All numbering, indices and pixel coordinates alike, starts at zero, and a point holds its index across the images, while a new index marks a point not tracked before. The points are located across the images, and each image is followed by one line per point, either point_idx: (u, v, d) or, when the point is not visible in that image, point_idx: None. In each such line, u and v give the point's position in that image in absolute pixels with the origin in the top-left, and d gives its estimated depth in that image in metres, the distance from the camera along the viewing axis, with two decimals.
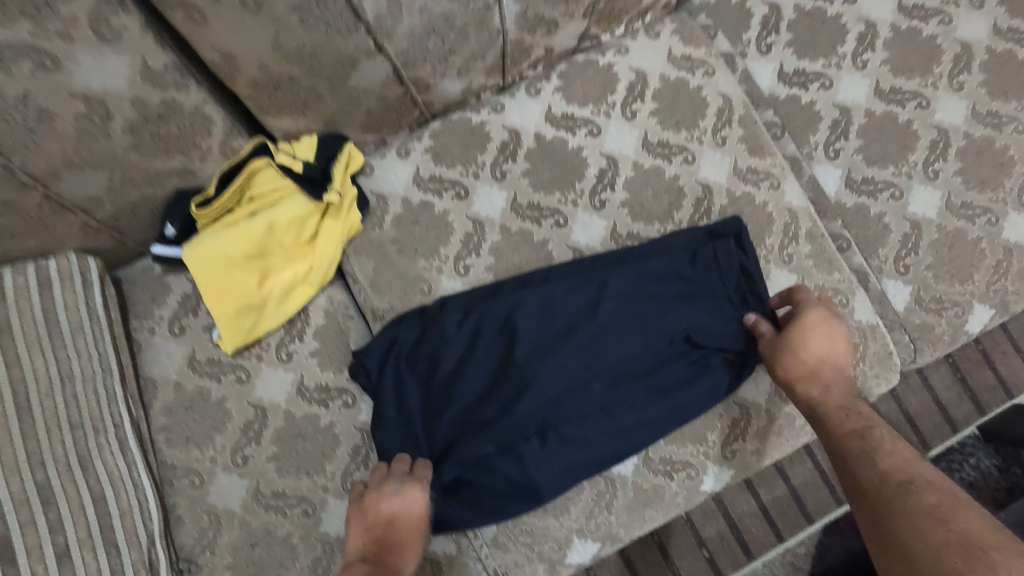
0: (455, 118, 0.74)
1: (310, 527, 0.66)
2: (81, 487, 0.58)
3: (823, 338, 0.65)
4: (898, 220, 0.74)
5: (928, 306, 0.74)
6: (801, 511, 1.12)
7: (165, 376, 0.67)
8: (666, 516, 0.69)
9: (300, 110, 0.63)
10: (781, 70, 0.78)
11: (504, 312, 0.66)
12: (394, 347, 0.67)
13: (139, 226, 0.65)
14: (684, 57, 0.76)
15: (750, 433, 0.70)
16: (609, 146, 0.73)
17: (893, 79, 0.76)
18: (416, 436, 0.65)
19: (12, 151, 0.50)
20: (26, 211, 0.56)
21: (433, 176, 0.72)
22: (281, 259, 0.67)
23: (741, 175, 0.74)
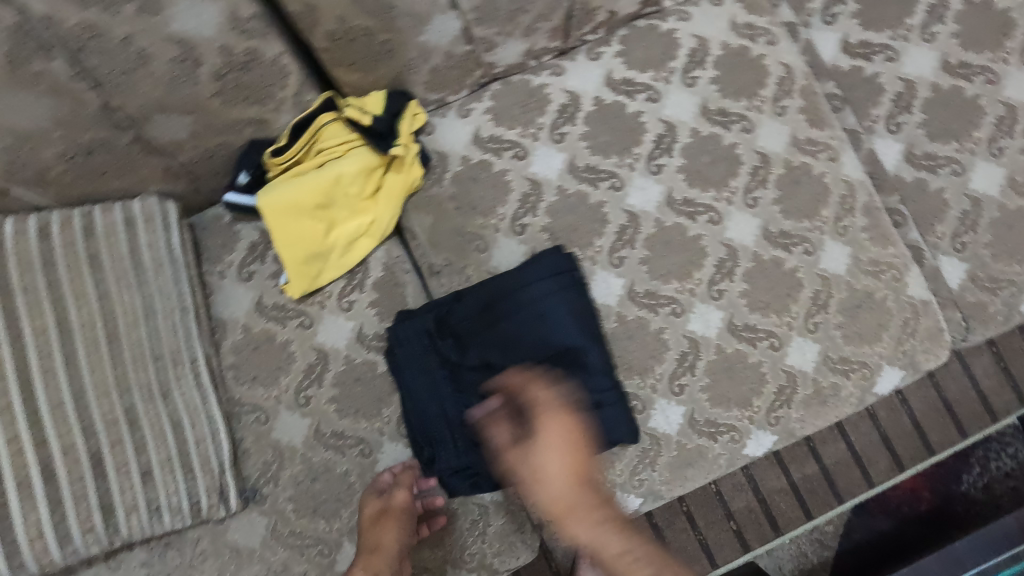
0: (516, 80, 0.75)
1: (366, 466, 0.70)
2: (161, 414, 0.61)
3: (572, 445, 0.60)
4: (959, 196, 0.74)
5: (983, 284, 0.73)
6: (831, 491, 1.13)
7: (234, 318, 0.71)
8: (708, 476, 0.71)
9: (371, 65, 0.65)
10: (846, 41, 0.77)
11: (490, 304, 0.66)
12: (405, 342, 0.68)
13: (215, 173, 0.68)
14: (748, 25, 0.76)
15: (795, 401, 0.71)
16: (668, 112, 0.74)
17: (962, 53, 0.75)
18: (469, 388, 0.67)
19: (112, 92, 0.53)
20: (118, 152, 0.59)
21: (493, 136, 0.74)
22: (345, 211, 0.70)
23: (800, 145, 0.74)
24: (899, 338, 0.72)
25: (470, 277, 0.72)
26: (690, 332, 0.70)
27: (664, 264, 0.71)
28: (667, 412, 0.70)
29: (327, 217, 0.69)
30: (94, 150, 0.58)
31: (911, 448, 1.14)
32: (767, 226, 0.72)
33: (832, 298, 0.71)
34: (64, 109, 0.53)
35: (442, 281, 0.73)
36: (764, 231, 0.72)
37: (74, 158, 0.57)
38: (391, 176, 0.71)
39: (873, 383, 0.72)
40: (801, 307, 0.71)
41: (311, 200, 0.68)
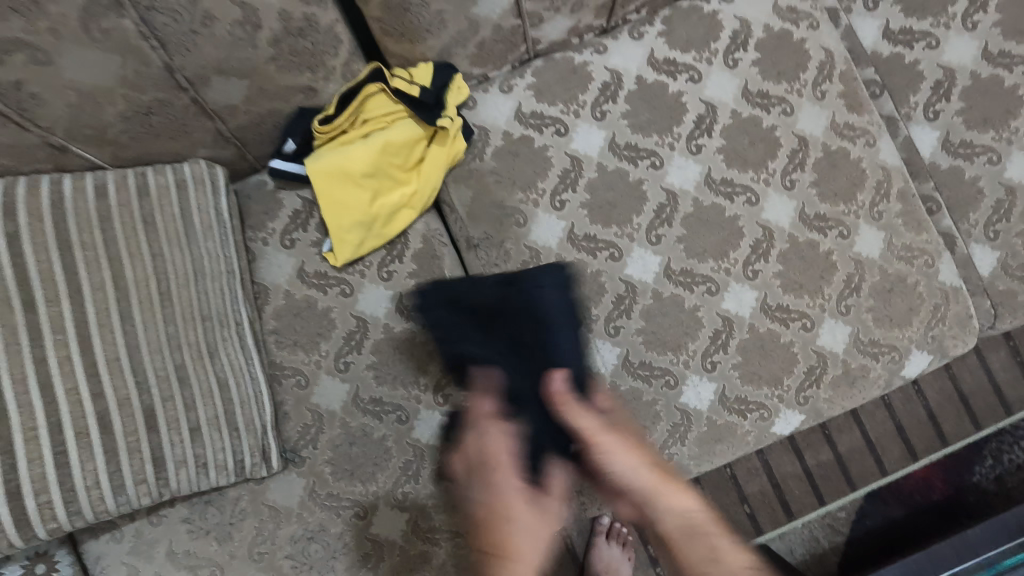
0: (558, 57, 0.75)
1: (403, 432, 0.71)
2: (209, 373, 0.63)
3: (498, 438, 0.60)
4: (994, 185, 0.74)
5: (1013, 272, 0.74)
6: (844, 478, 1.14)
7: (276, 284, 0.72)
8: (736, 452, 0.72)
9: (421, 37, 0.66)
10: (887, 28, 0.78)
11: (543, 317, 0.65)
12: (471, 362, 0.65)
13: (262, 140, 0.69)
14: (790, 8, 0.76)
15: (824, 381, 0.72)
16: (709, 92, 0.74)
17: (1003, 42, 0.75)
18: None
19: (175, 52, 0.54)
20: (174, 114, 0.60)
21: (534, 112, 0.74)
22: (390, 181, 0.71)
23: (838, 130, 0.74)
24: (929, 323, 0.73)
25: (508, 250, 0.74)
26: (724, 311, 0.72)
27: (700, 242, 0.72)
28: (699, 388, 0.71)
29: (373, 185, 0.70)
30: (152, 110, 0.59)
31: (925, 438, 1.16)
32: (803, 209, 0.73)
33: (864, 281, 0.72)
34: (128, 67, 0.54)
35: (480, 255, 0.74)
36: (800, 213, 0.73)
37: (132, 117, 0.58)
38: (434, 148, 0.72)
39: (901, 366, 0.73)
40: (834, 289, 0.72)
41: (359, 167, 0.69)
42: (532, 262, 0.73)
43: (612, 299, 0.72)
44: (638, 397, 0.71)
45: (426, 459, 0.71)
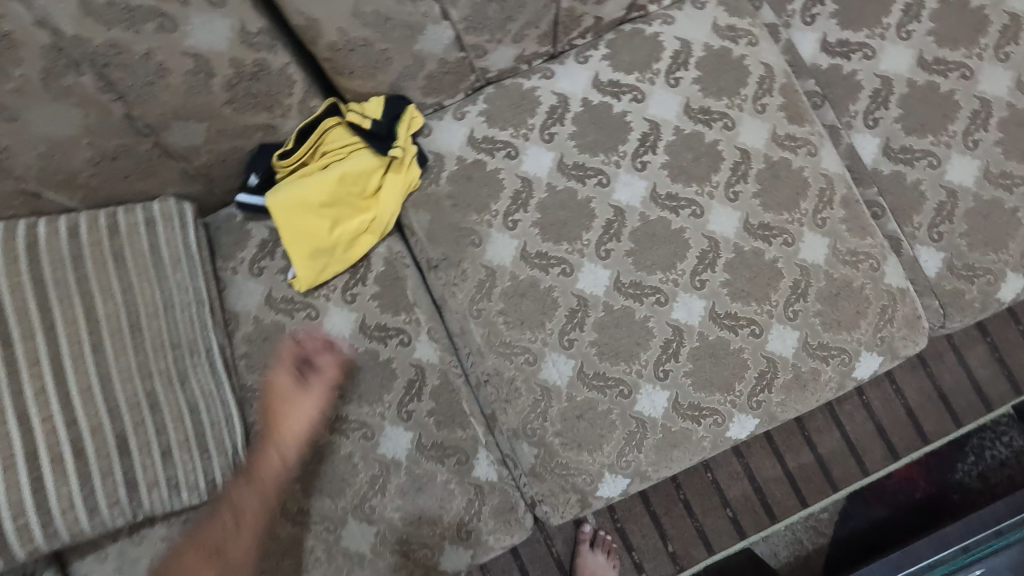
0: (508, 84, 0.79)
1: (369, 448, 0.74)
2: (179, 399, 0.67)
3: None
4: (935, 188, 0.76)
5: (959, 273, 0.76)
6: (826, 480, 1.15)
7: (246, 311, 0.76)
8: (693, 458, 0.74)
9: (370, 74, 0.70)
10: (825, 41, 0.80)
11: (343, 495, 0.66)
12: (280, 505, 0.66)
13: (227, 175, 0.73)
14: (729, 27, 0.79)
15: (776, 386, 0.74)
16: (653, 111, 0.77)
17: (937, 50, 0.78)
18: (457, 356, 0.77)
19: (134, 102, 0.59)
20: (139, 157, 0.64)
21: (486, 137, 0.78)
22: (349, 209, 0.75)
23: (779, 141, 0.77)
24: (878, 325, 0.75)
25: (466, 270, 0.77)
26: (674, 321, 0.74)
27: (648, 255, 0.75)
28: (653, 396, 0.74)
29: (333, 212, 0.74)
30: (117, 155, 0.63)
31: (904, 437, 1.16)
32: (748, 219, 0.75)
33: (811, 286, 0.75)
34: (91, 117, 0.58)
35: (439, 275, 0.78)
36: (745, 223, 0.75)
37: (100, 162, 0.63)
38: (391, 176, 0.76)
39: (852, 368, 0.75)
40: (781, 296, 0.74)
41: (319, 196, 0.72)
42: (488, 281, 0.76)
43: (565, 313, 0.75)
44: (594, 406, 0.74)
45: (392, 474, 0.74)
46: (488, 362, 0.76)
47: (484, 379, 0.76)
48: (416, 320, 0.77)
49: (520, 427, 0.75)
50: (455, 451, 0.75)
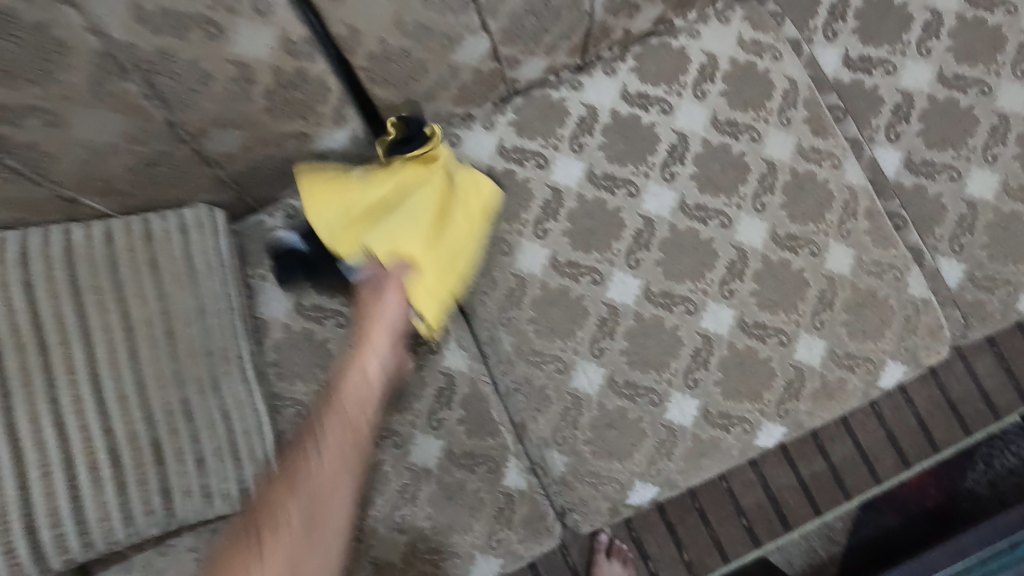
0: (537, 94, 0.80)
1: (399, 456, 0.74)
2: (212, 406, 0.66)
3: None
4: (955, 201, 0.78)
5: (980, 284, 0.78)
6: (839, 488, 1.16)
7: (276, 318, 0.76)
8: (722, 466, 0.75)
9: (406, 83, 0.70)
10: (847, 56, 0.82)
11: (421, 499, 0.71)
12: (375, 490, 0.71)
13: (259, 182, 0.73)
14: (754, 41, 0.81)
15: (803, 394, 0.75)
16: (680, 122, 0.79)
17: (956, 66, 0.79)
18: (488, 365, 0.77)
19: (176, 109, 0.59)
20: (176, 163, 0.64)
21: (516, 147, 0.79)
22: (423, 247, 0.73)
23: (805, 153, 0.78)
24: (902, 335, 0.76)
25: (496, 278, 0.77)
26: (704, 329, 0.75)
27: (678, 265, 0.76)
28: (683, 404, 0.74)
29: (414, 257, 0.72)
30: (155, 161, 0.63)
31: (916, 446, 1.17)
32: (775, 229, 0.76)
33: (837, 296, 0.76)
34: (133, 124, 0.58)
35: (469, 284, 0.78)
36: (772, 234, 0.76)
37: (137, 168, 0.62)
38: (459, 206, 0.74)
39: (877, 377, 0.76)
40: (808, 305, 0.75)
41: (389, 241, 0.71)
42: (519, 289, 0.77)
43: (596, 322, 0.75)
44: (624, 415, 0.74)
45: (422, 483, 0.74)
46: (518, 370, 0.76)
47: (514, 388, 0.76)
48: (446, 328, 0.77)
49: (550, 435, 0.75)
50: (486, 460, 0.74)
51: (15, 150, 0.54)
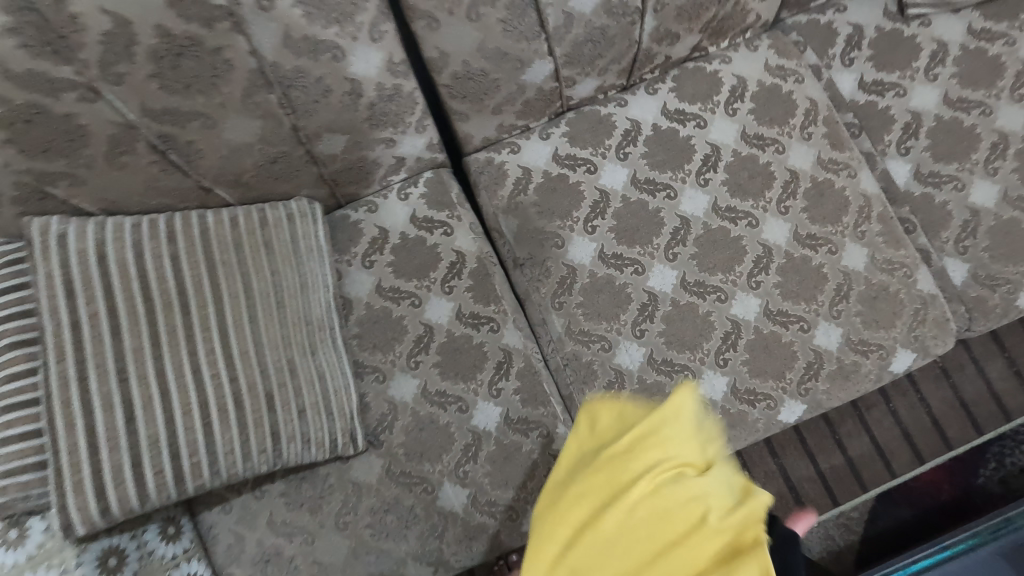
0: (587, 110, 0.92)
1: (464, 420, 0.85)
2: (311, 367, 0.78)
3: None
4: (960, 208, 0.88)
5: (983, 282, 0.87)
6: (856, 481, 1.24)
7: (359, 297, 0.88)
8: (749, 438, 0.85)
9: (481, 98, 0.83)
10: (862, 80, 0.93)
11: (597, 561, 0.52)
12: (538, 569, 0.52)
13: (351, 181, 0.86)
14: (779, 67, 0.92)
15: (822, 375, 0.84)
16: (714, 136, 0.90)
17: (960, 90, 0.90)
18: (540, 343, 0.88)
19: (300, 116, 0.72)
20: (291, 161, 0.77)
21: (569, 155, 0.90)
22: (714, 519, 0.52)
23: (824, 164, 0.89)
24: (912, 325, 0.86)
25: (550, 267, 0.88)
26: (733, 316, 0.85)
27: (711, 258, 0.86)
28: (714, 381, 0.84)
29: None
30: (276, 159, 0.76)
31: (929, 443, 1.25)
32: (797, 230, 0.87)
33: (852, 290, 0.85)
34: (266, 128, 0.71)
35: (525, 272, 0.90)
36: (794, 234, 0.87)
37: (262, 165, 0.75)
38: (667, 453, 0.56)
39: (889, 363, 0.85)
40: (826, 297, 0.85)
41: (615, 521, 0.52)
42: (570, 277, 0.88)
43: (638, 307, 0.86)
44: (661, 389, 0.84)
45: (483, 443, 0.84)
46: (568, 348, 0.87)
47: (565, 363, 0.87)
48: (504, 310, 0.88)
49: None
50: (538, 426, 0.85)
51: (177, 146, 0.68)
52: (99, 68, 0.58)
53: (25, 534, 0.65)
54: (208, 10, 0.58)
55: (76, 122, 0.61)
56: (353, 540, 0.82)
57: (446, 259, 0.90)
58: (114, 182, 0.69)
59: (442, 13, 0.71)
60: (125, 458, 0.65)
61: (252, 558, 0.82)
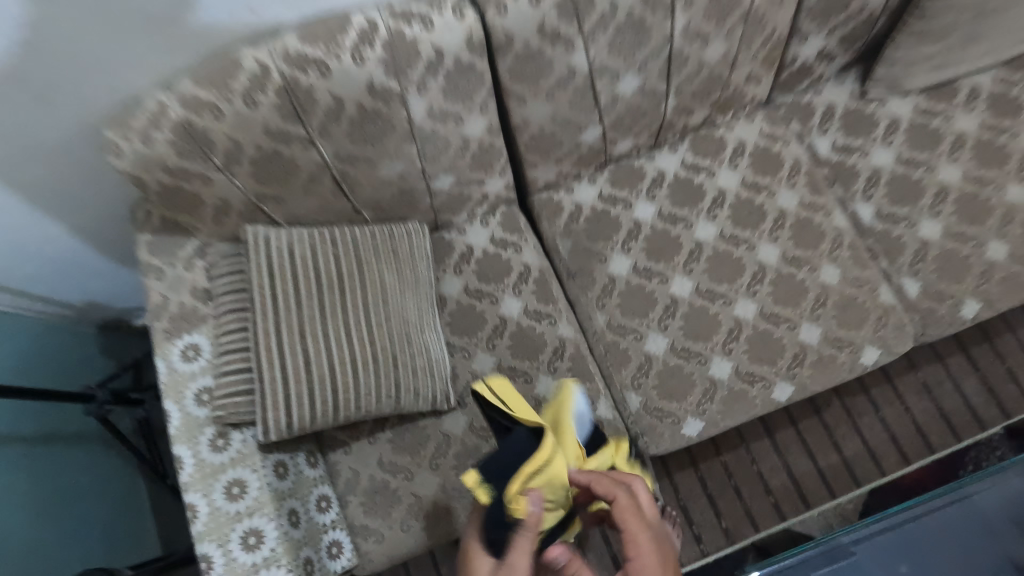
0: (625, 162, 1.22)
1: (528, 389, 1.12)
2: (420, 340, 1.06)
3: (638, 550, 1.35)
4: (912, 240, 1.15)
5: (933, 297, 1.12)
6: (850, 476, 1.45)
7: (451, 295, 1.17)
8: (749, 411, 1.10)
9: (548, 152, 1.14)
10: (835, 144, 1.22)
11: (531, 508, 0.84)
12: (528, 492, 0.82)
13: (450, 209, 1.17)
14: (770, 133, 1.22)
15: (806, 363, 1.10)
16: (721, 183, 1.19)
17: (909, 153, 1.19)
18: (587, 334, 1.16)
19: (427, 161, 1.04)
20: (415, 193, 1.09)
21: (610, 195, 1.21)
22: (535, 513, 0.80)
23: (805, 205, 1.17)
24: (876, 328, 1.11)
25: (595, 277, 1.17)
26: (736, 316, 1.12)
27: (719, 272, 1.14)
28: (721, 364, 1.10)
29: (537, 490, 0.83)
30: (405, 191, 1.07)
31: (913, 446, 1.46)
32: (785, 253, 1.14)
33: (829, 299, 1.12)
34: (405, 169, 1.03)
35: (576, 281, 1.18)
36: (782, 256, 1.14)
37: (396, 195, 1.07)
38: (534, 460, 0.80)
39: (860, 356, 1.10)
40: (808, 304, 1.12)
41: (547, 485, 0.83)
42: (610, 285, 1.16)
43: (663, 308, 1.13)
44: (681, 369, 1.10)
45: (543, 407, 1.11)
46: (607, 338, 1.14)
47: (606, 350, 1.14)
48: (559, 309, 1.16)
49: (630, 381, 1.11)
50: (584, 396, 1.11)
51: (348, 180, 1.00)
52: (318, 128, 0.90)
53: (228, 442, 0.94)
54: (387, 93, 0.90)
55: (294, 162, 0.93)
56: (441, 478, 1.09)
57: (516, 270, 1.18)
58: (302, 203, 1.01)
59: (529, 96, 1.00)
60: (304, 388, 0.95)
61: (366, 488, 1.08)
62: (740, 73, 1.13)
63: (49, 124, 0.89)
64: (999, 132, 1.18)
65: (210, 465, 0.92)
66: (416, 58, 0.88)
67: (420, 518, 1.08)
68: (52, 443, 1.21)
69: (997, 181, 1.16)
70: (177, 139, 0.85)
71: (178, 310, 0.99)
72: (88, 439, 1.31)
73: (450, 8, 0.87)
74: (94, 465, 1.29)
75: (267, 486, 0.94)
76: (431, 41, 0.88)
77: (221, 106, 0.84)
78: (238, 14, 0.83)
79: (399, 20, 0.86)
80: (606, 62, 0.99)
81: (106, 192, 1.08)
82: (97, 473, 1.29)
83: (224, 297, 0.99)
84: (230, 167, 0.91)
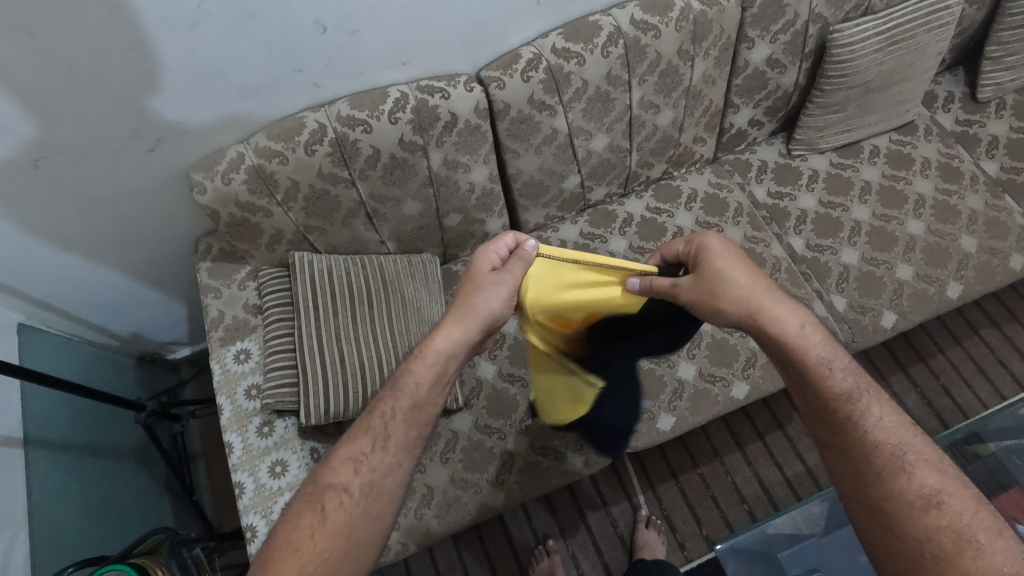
0: (600, 208, 1.50)
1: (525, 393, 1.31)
2: None
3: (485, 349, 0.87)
4: (836, 265, 1.41)
5: (857, 309, 1.36)
6: (814, 483, 1.61)
7: None
8: (714, 407, 1.29)
9: (539, 198, 1.40)
10: (769, 192, 1.51)
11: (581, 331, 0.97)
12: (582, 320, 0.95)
13: (457, 243, 1.41)
14: (717, 183, 1.51)
15: (758, 365, 1.31)
16: (679, 221, 1.46)
17: (828, 197, 1.48)
18: None
19: (441, 203, 1.29)
20: (430, 229, 1.33)
21: (590, 232, 1.46)
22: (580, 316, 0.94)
23: (749, 239, 1.44)
24: None
25: None
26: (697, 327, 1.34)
27: None
28: (686, 366, 1.31)
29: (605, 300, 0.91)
30: (422, 227, 1.32)
31: None
32: None
33: None
34: (424, 209, 1.28)
35: None
36: None
37: (415, 229, 1.32)
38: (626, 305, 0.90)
39: None
40: None
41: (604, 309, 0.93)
42: None
43: None
44: (653, 371, 1.31)
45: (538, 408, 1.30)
46: None
47: None
48: None
49: None
50: None
51: (377, 215, 1.24)
52: (359, 172, 1.16)
53: (272, 430, 1.11)
54: (412, 146, 1.17)
55: (337, 199, 1.18)
56: (450, 470, 1.24)
57: None
58: (340, 235, 1.25)
59: (522, 151, 1.28)
60: (338, 381, 1.14)
61: None
62: (688, 135, 1.43)
63: (149, 169, 1.14)
64: (897, 180, 1.48)
65: (257, 448, 1.08)
66: (436, 119, 1.15)
67: (432, 506, 1.22)
68: (99, 453, 1.35)
69: (899, 218, 1.44)
70: (250, 179, 1.10)
71: (232, 322, 1.20)
72: (127, 454, 1.45)
73: (462, 85, 1.16)
74: (130, 478, 1.42)
75: (305, 466, 1.09)
76: (447, 107, 1.15)
77: (288, 155, 1.10)
78: (305, 88, 1.11)
79: (424, 93, 1.14)
80: (581, 124, 1.27)
81: (173, 228, 1.30)
82: (133, 486, 1.42)
83: (271, 309, 1.18)
84: (287, 202, 1.15)
